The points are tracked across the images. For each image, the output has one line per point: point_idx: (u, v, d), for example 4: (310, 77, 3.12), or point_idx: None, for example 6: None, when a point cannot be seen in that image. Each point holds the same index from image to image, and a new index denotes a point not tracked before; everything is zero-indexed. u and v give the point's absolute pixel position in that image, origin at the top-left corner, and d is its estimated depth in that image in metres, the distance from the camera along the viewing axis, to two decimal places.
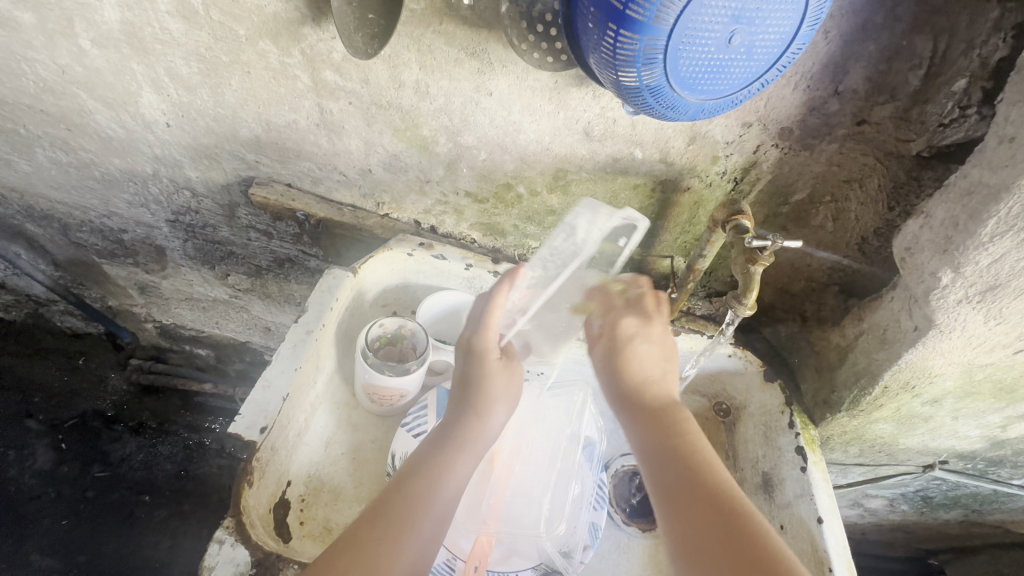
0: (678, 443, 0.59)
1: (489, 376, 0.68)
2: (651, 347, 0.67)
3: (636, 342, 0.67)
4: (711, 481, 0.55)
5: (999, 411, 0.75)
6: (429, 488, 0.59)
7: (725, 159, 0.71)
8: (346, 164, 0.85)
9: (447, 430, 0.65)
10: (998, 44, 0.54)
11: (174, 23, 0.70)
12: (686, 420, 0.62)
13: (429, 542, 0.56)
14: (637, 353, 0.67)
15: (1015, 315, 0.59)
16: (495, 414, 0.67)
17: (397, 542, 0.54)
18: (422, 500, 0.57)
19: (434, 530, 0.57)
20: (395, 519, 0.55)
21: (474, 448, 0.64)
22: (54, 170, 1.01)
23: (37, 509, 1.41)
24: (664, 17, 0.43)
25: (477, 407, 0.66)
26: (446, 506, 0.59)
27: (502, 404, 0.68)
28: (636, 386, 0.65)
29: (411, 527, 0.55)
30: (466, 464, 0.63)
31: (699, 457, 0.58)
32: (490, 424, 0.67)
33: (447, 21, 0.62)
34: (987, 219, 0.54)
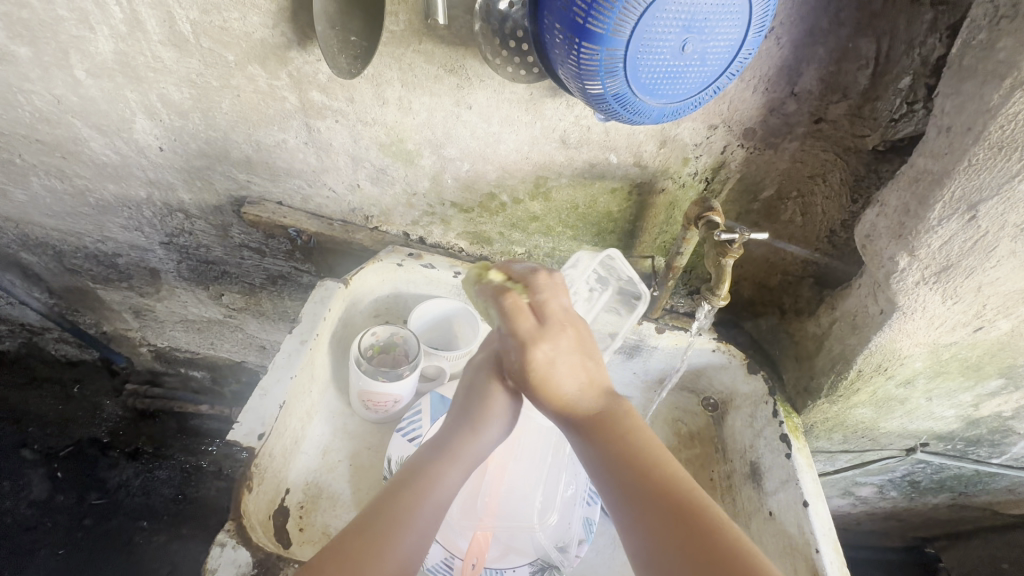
0: (628, 449, 0.53)
1: (484, 394, 0.66)
2: (568, 355, 0.57)
3: (556, 360, 0.57)
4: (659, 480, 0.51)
5: (970, 389, 0.78)
6: (424, 486, 0.59)
7: (695, 160, 0.75)
8: (335, 179, 0.89)
9: (446, 436, 0.65)
10: (935, 43, 0.58)
11: (166, 52, 0.74)
12: (630, 419, 0.55)
13: (419, 540, 0.56)
14: (554, 368, 0.56)
15: (969, 293, 0.62)
16: (490, 432, 0.65)
17: (390, 537, 0.54)
18: (411, 496, 0.57)
19: (423, 527, 0.57)
20: (390, 515, 0.56)
21: (469, 451, 0.64)
22: (48, 198, 1.03)
23: (33, 540, 1.40)
24: (621, 29, 0.47)
25: (476, 417, 0.65)
26: (438, 506, 0.59)
27: (496, 422, 0.65)
28: (568, 400, 0.56)
29: (404, 522, 0.55)
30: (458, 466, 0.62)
31: (651, 458, 0.52)
32: (485, 437, 0.65)
33: (426, 41, 0.66)
34: (934, 204, 0.58)
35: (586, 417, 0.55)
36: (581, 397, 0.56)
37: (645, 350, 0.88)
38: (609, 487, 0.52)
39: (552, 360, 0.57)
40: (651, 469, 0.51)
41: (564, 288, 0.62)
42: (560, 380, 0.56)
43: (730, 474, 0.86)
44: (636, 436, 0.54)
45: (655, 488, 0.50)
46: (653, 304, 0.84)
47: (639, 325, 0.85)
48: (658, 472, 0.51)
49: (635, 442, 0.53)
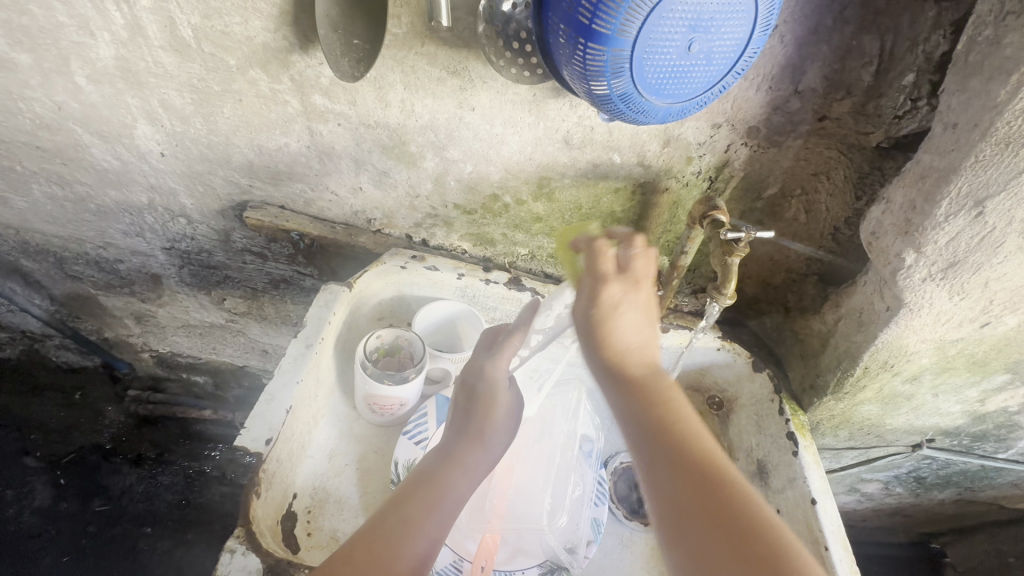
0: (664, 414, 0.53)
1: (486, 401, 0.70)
2: (634, 314, 0.59)
3: (620, 313, 0.58)
4: (692, 452, 0.50)
5: (976, 385, 0.79)
6: (434, 489, 0.59)
7: (699, 159, 0.75)
8: (337, 183, 0.89)
9: (454, 441, 0.67)
10: (939, 40, 0.58)
11: (167, 57, 0.73)
12: (671, 390, 0.55)
13: (431, 543, 0.55)
14: (619, 321, 0.58)
15: (977, 289, 0.62)
16: (496, 438, 0.68)
17: (404, 538, 0.54)
18: (423, 498, 0.58)
19: (435, 530, 0.56)
20: (401, 517, 0.56)
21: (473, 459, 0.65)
22: (49, 205, 1.03)
23: (37, 548, 1.40)
24: (627, 29, 0.47)
25: (483, 425, 0.68)
26: (450, 510, 0.59)
27: (501, 429, 0.69)
28: (619, 354, 0.57)
29: (413, 527, 0.55)
30: (468, 470, 0.64)
31: (685, 430, 0.52)
32: (494, 441, 0.68)
33: (428, 43, 0.66)
34: (941, 200, 0.58)
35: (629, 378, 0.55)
36: (630, 354, 0.57)
37: None
38: (643, 448, 0.51)
39: (623, 312, 0.58)
40: (686, 437, 0.51)
41: (655, 260, 0.63)
42: (620, 330, 0.57)
43: None
44: (675, 406, 0.53)
45: (690, 456, 0.50)
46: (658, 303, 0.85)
47: None
48: (692, 439, 0.51)
49: (673, 407, 0.53)
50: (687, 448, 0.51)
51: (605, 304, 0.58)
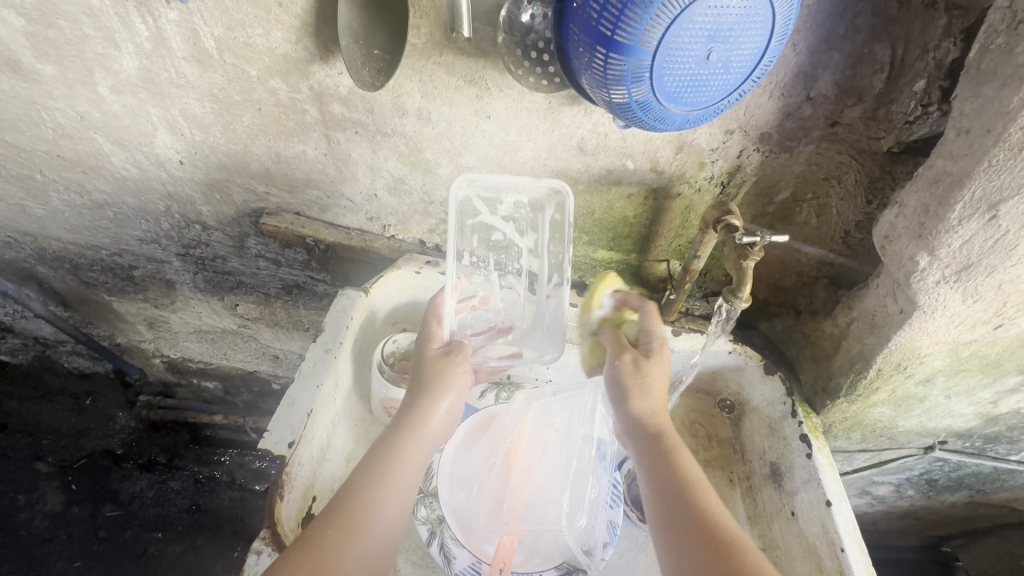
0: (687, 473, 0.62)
1: (430, 369, 0.72)
2: (660, 376, 0.74)
3: (654, 362, 0.75)
4: (703, 503, 0.58)
5: (989, 386, 0.79)
6: (378, 486, 0.60)
7: (711, 164, 0.76)
8: (352, 190, 0.90)
9: (404, 411, 0.69)
10: (949, 47, 0.59)
11: (189, 68, 0.75)
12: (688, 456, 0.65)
13: (390, 515, 0.60)
14: (651, 387, 0.73)
15: (990, 291, 0.63)
16: (442, 402, 0.70)
17: (362, 513, 0.58)
18: (375, 476, 0.61)
19: (394, 501, 0.61)
20: (342, 521, 0.57)
21: (419, 437, 0.67)
22: (67, 212, 1.05)
23: (48, 553, 1.41)
24: (648, 39, 0.48)
25: (429, 388, 0.70)
26: (405, 483, 0.63)
27: (444, 396, 0.70)
28: (650, 417, 0.70)
29: (363, 514, 0.58)
30: (417, 441, 0.66)
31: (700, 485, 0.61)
32: (436, 409, 0.69)
33: (446, 53, 0.67)
34: (954, 204, 0.59)
35: (654, 441, 0.67)
36: (661, 419, 0.70)
37: None
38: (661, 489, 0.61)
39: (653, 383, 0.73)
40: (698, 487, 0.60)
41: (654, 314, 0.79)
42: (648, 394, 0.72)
43: (749, 474, 0.87)
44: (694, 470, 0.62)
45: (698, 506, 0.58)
46: (669, 307, 0.86)
47: (657, 327, 0.86)
48: (703, 492, 0.60)
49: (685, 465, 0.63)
50: (702, 509, 0.57)
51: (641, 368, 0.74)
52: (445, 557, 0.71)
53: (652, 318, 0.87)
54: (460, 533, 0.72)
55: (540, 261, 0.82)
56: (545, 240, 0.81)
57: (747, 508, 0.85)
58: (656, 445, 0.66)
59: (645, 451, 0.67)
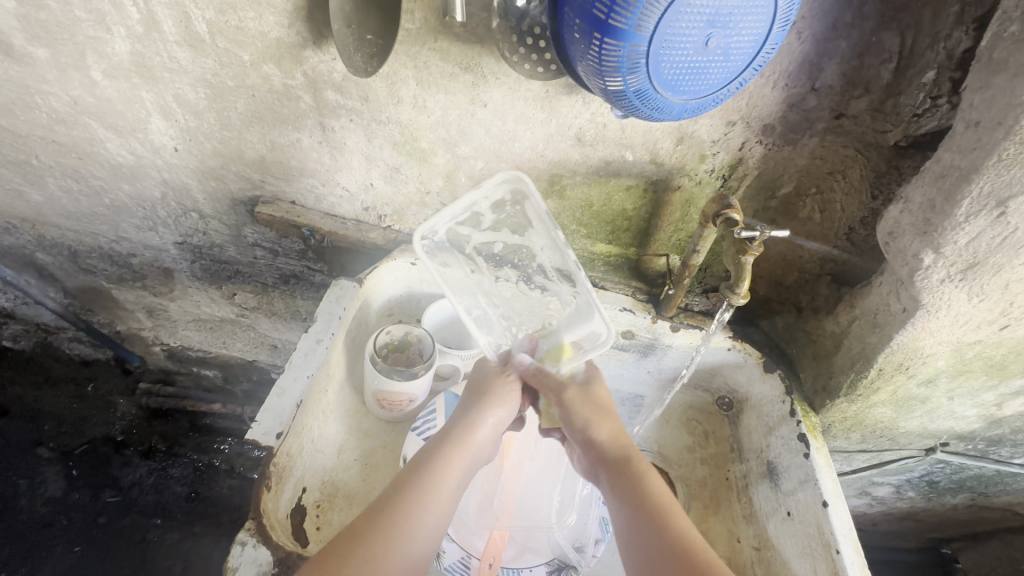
0: (648, 502, 0.61)
1: (485, 384, 0.71)
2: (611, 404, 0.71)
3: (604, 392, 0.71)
4: (675, 534, 0.58)
5: (993, 388, 0.77)
6: (416, 497, 0.60)
7: (713, 157, 0.74)
8: (348, 179, 0.89)
9: (454, 420, 0.68)
10: (961, 36, 0.57)
11: (181, 52, 0.74)
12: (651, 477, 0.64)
13: (428, 528, 0.60)
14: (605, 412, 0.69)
15: (997, 290, 0.62)
16: (492, 414, 0.68)
17: (399, 524, 0.58)
18: (416, 488, 0.61)
19: (433, 514, 0.61)
20: (383, 525, 0.58)
21: (466, 448, 0.65)
22: (64, 198, 1.04)
23: (48, 537, 1.41)
24: (644, 24, 0.46)
25: (481, 401, 0.68)
26: (446, 496, 0.62)
27: (495, 408, 0.68)
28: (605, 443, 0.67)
29: (399, 529, 0.58)
30: (461, 454, 0.65)
31: (667, 511, 0.60)
32: (486, 421, 0.67)
33: (442, 39, 0.66)
34: (961, 200, 0.57)
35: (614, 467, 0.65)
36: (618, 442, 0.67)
37: (659, 349, 0.88)
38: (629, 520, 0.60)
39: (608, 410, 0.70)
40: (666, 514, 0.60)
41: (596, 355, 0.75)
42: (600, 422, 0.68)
43: (746, 473, 0.85)
44: (660, 495, 0.62)
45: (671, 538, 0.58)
46: (668, 302, 0.84)
47: (654, 322, 0.85)
48: (673, 519, 0.60)
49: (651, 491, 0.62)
50: (676, 540, 0.58)
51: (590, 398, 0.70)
52: (435, 551, 0.72)
53: (650, 313, 0.86)
54: (450, 527, 0.71)
55: (552, 252, 0.75)
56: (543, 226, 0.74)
57: (742, 507, 0.84)
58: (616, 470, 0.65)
59: (606, 483, 0.65)
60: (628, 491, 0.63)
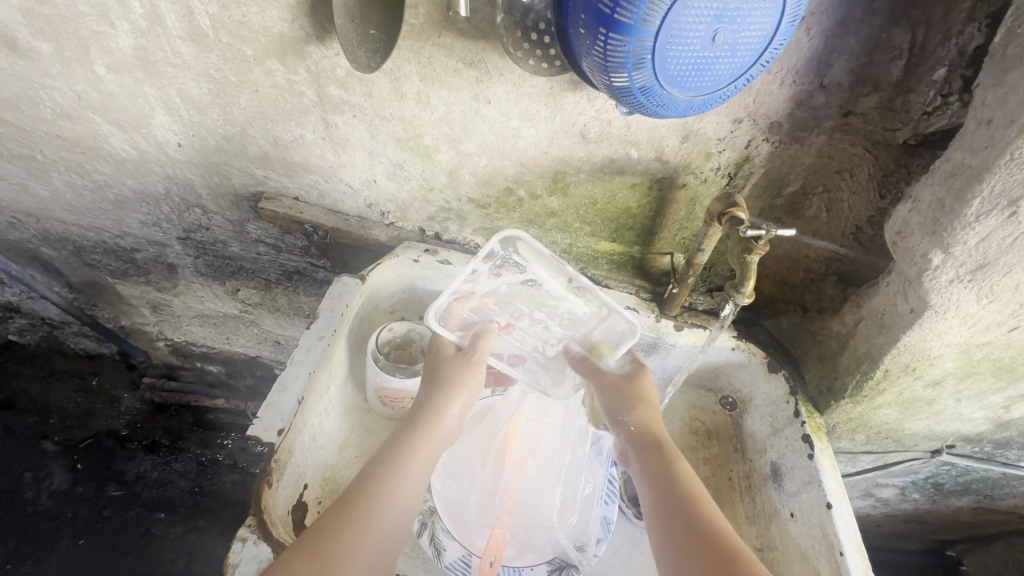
0: (682, 486, 0.62)
1: (447, 372, 0.72)
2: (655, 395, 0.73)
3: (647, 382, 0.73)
4: (703, 518, 0.59)
5: (1001, 390, 0.77)
6: (387, 484, 0.60)
7: (718, 155, 0.73)
8: (351, 175, 0.89)
9: (418, 409, 0.69)
10: (973, 33, 0.56)
11: (185, 47, 0.74)
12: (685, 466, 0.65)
13: (399, 517, 0.60)
14: (648, 399, 0.72)
15: (1007, 291, 0.61)
16: (454, 401, 0.69)
17: (369, 512, 0.58)
18: (383, 478, 0.61)
19: (402, 503, 0.61)
20: (354, 513, 0.57)
21: (432, 435, 0.67)
22: (69, 193, 1.04)
23: (52, 530, 1.42)
24: (650, 19, 0.46)
25: (443, 390, 0.69)
26: (413, 485, 0.62)
27: (457, 396, 0.69)
28: (643, 427, 0.70)
29: (370, 516, 0.58)
30: (427, 445, 0.66)
31: (698, 497, 0.61)
32: (448, 410, 0.69)
33: (445, 34, 0.65)
34: (972, 199, 0.56)
35: (649, 450, 0.67)
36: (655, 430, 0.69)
37: (664, 348, 0.87)
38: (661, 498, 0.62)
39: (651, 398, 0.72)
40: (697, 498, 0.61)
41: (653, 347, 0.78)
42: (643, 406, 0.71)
43: (749, 473, 0.85)
44: (693, 482, 0.63)
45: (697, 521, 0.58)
46: (673, 300, 0.83)
47: (658, 321, 0.84)
48: (704, 505, 0.60)
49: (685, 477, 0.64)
50: (702, 522, 0.58)
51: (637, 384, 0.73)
52: (434, 549, 0.71)
53: (654, 312, 0.85)
54: (451, 525, 0.71)
55: (555, 275, 0.78)
56: (544, 258, 0.77)
57: (745, 508, 0.83)
58: (652, 453, 0.67)
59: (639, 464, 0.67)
60: (662, 472, 0.64)
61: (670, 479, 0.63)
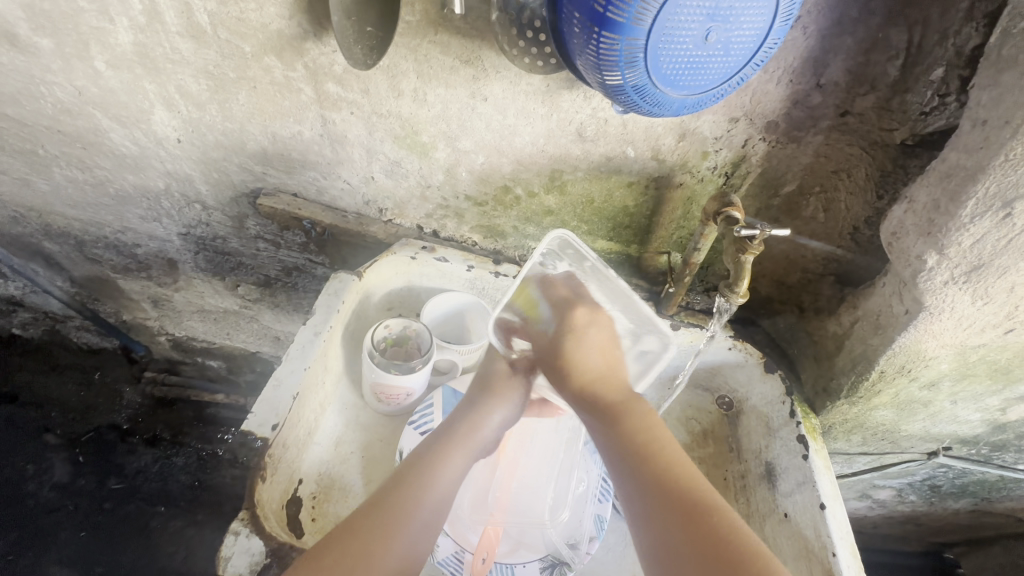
0: (639, 439, 0.61)
1: (494, 384, 0.74)
2: (598, 337, 0.68)
3: (585, 331, 0.67)
4: (664, 468, 0.59)
5: (997, 393, 0.76)
6: (417, 488, 0.63)
7: (715, 154, 0.73)
8: (349, 172, 0.89)
9: (456, 418, 0.72)
10: (971, 33, 0.56)
11: (183, 43, 0.74)
12: (639, 415, 0.64)
13: (427, 521, 0.62)
14: (585, 351, 0.67)
15: (1002, 293, 0.60)
16: (496, 412, 0.72)
17: (397, 516, 0.60)
18: (414, 483, 0.63)
19: (433, 508, 0.63)
20: (383, 517, 0.60)
21: (468, 444, 0.70)
22: (70, 188, 1.05)
23: (54, 522, 1.44)
24: (642, 18, 0.46)
25: (485, 401, 0.72)
26: (443, 492, 0.65)
27: (498, 406, 0.72)
28: (589, 384, 0.66)
29: (401, 519, 0.60)
30: (460, 453, 0.68)
31: (654, 447, 0.61)
32: (488, 420, 0.72)
33: (442, 31, 0.65)
34: (966, 201, 0.56)
35: (603, 409, 0.65)
36: (601, 386, 0.66)
37: None
38: (621, 456, 0.61)
39: (591, 348, 0.67)
40: (654, 449, 0.60)
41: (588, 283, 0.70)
42: (584, 359, 0.67)
43: (744, 473, 0.84)
44: (647, 429, 0.62)
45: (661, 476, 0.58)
46: (669, 300, 0.83)
47: None
48: (663, 455, 0.60)
49: (641, 426, 0.62)
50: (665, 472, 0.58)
51: (569, 333, 0.67)
52: None
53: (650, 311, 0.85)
54: (444, 521, 0.72)
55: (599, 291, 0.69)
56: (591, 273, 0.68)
57: (740, 507, 0.83)
58: (603, 411, 0.65)
59: (596, 423, 0.65)
60: (617, 430, 0.63)
61: (627, 437, 0.61)
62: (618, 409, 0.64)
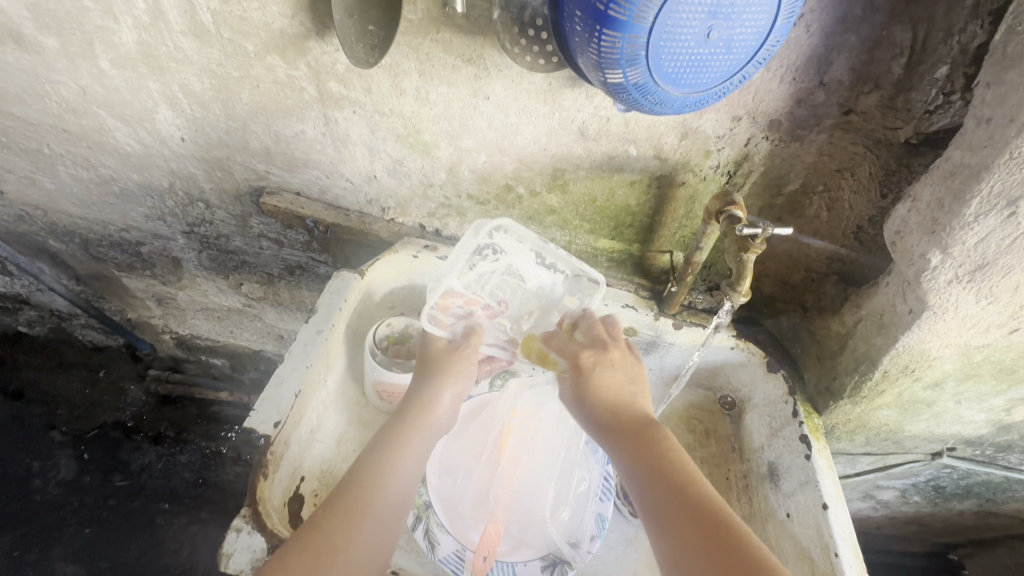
0: (659, 458, 0.60)
1: (440, 364, 0.73)
2: (617, 372, 0.70)
3: (605, 363, 0.70)
4: (683, 486, 0.57)
5: (1002, 393, 0.76)
6: (378, 475, 0.62)
7: (718, 153, 0.73)
8: (352, 170, 0.89)
9: (407, 402, 0.70)
10: (976, 31, 0.55)
11: (187, 42, 0.74)
12: (661, 439, 0.63)
13: (390, 508, 0.61)
14: (604, 379, 0.69)
15: (1006, 293, 0.60)
16: (446, 390, 0.71)
17: (360, 506, 0.58)
18: (373, 470, 0.62)
19: (393, 494, 0.62)
20: (345, 508, 0.58)
21: (422, 427, 0.68)
22: (75, 187, 1.06)
23: (60, 519, 1.45)
24: (643, 16, 0.45)
25: (433, 381, 0.71)
26: (403, 478, 0.63)
27: (447, 386, 0.71)
28: (611, 410, 0.67)
29: (364, 509, 0.58)
30: (416, 436, 0.67)
31: (673, 466, 0.59)
32: (439, 400, 0.70)
33: (444, 30, 0.65)
34: (971, 199, 0.56)
35: (621, 433, 0.64)
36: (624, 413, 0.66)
37: (661, 347, 0.87)
38: (639, 476, 0.59)
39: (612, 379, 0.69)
40: (672, 467, 0.59)
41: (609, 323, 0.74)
42: (603, 385, 0.68)
43: (746, 473, 0.84)
44: (668, 451, 0.61)
45: (678, 494, 0.56)
46: (671, 300, 0.83)
47: (656, 320, 0.84)
48: (682, 476, 0.58)
49: (661, 447, 0.62)
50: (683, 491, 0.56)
51: (589, 364, 0.70)
52: (428, 544, 0.70)
53: (652, 310, 0.85)
54: (446, 519, 0.72)
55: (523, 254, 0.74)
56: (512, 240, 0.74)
57: (742, 507, 0.83)
58: (622, 434, 0.64)
59: (615, 446, 0.64)
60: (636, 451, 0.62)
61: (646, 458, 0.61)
62: (639, 432, 0.64)
